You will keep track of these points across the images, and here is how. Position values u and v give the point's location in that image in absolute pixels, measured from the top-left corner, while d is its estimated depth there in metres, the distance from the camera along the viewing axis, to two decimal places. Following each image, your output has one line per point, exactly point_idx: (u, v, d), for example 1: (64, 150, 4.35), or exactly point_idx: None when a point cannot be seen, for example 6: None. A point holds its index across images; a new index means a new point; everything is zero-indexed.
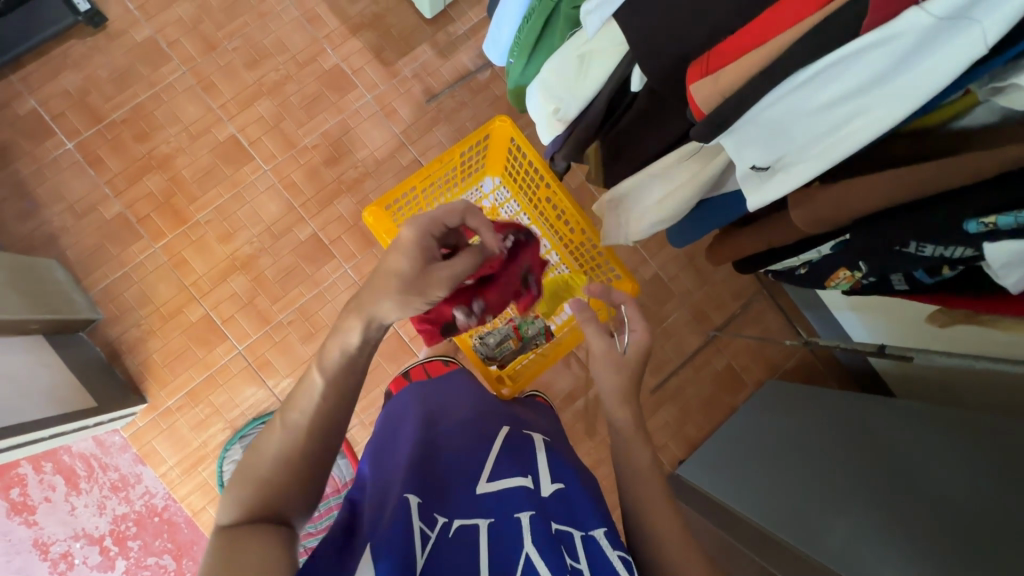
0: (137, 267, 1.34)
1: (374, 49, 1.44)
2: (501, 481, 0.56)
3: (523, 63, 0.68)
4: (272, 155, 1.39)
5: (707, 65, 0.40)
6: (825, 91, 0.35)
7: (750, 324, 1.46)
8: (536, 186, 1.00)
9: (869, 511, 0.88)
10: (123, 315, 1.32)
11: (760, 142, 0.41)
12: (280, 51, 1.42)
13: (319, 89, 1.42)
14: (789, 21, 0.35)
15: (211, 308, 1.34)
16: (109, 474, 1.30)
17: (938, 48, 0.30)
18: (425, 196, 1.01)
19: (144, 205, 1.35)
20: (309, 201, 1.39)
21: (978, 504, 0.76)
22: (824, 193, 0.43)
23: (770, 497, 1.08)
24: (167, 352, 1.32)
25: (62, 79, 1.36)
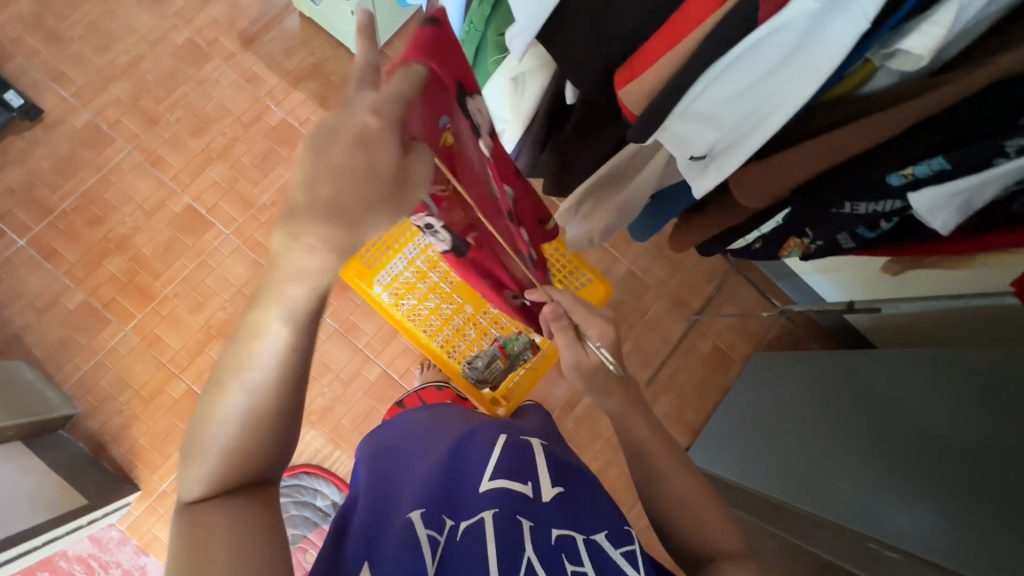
0: (110, 353, 1.31)
1: (318, 98, 1.46)
2: (504, 481, 0.56)
3: None
4: (232, 218, 1.39)
5: (631, 72, 0.42)
6: (739, 82, 0.38)
7: (728, 302, 1.50)
8: None
9: (868, 462, 0.91)
10: (101, 405, 1.28)
11: (692, 135, 0.44)
12: (223, 115, 1.43)
13: (269, 145, 1.43)
14: (688, 27, 0.38)
15: (192, 381, 1.32)
16: (111, 571, 1.25)
17: (826, 27, 0.34)
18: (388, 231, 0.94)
19: (108, 288, 1.33)
20: None
21: (961, 434, 0.80)
22: (758, 171, 0.46)
23: (778, 467, 1.10)
24: (154, 434, 1.29)
25: (5, 176, 1.34)
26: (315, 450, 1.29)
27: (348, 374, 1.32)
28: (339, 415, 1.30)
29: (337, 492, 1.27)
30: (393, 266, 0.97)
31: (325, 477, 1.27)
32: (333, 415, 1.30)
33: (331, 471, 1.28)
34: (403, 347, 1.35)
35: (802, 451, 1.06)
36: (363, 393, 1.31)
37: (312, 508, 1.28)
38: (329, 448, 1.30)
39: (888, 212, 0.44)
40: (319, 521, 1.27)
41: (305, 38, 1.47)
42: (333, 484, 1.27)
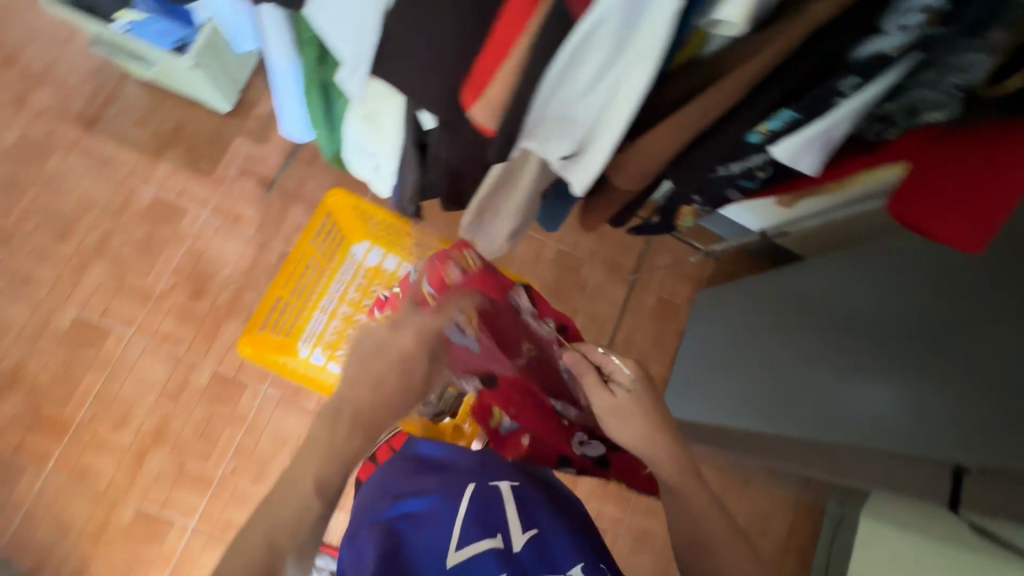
0: (37, 501, 1.17)
1: (188, 164, 1.35)
2: (472, 546, 0.52)
3: (327, 131, 0.65)
4: (132, 316, 1.27)
5: (474, 89, 0.39)
6: (581, 80, 0.37)
7: (660, 253, 1.53)
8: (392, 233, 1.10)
9: (819, 365, 0.93)
10: (44, 559, 1.16)
11: (557, 136, 0.43)
12: (88, 210, 1.29)
13: (150, 228, 1.31)
14: (513, 32, 0.35)
15: (142, 500, 1.21)
16: None
17: (643, 13, 0.33)
18: (299, 295, 1.13)
19: (13, 432, 1.19)
20: (195, 341, 1.28)
21: (886, 308, 0.84)
22: (632, 156, 0.46)
23: (744, 398, 1.11)
24: (115, 569, 1.18)
25: None
26: None
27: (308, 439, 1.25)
28: None
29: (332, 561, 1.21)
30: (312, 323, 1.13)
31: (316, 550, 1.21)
32: None
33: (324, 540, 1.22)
34: None
35: (761, 376, 1.08)
36: None
37: None
38: None
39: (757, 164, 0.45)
40: None
41: (155, 104, 1.35)
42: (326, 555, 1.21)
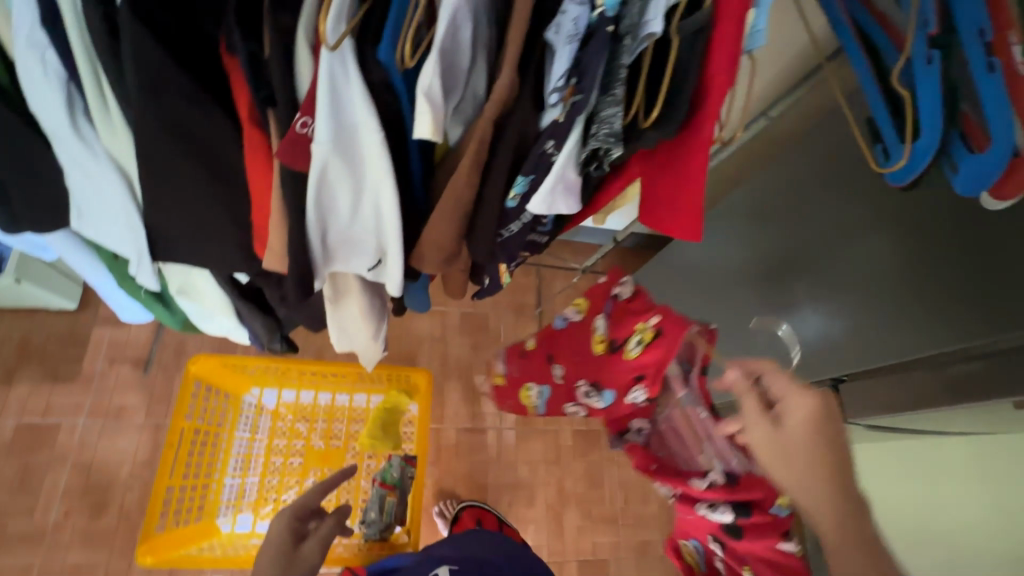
0: None
1: (47, 369, 1.10)
2: None
3: (164, 312, 0.64)
4: (27, 565, 0.99)
5: (261, 239, 0.42)
6: (337, 209, 0.39)
7: None
8: (288, 372, 0.97)
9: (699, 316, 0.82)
10: None
11: (350, 255, 0.45)
12: None
13: (18, 461, 1.04)
14: (266, 182, 0.38)
15: None
16: None
17: (356, 147, 0.35)
18: (195, 476, 0.89)
19: None
20: (114, 564, 1.01)
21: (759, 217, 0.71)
22: (420, 251, 0.46)
23: None
24: None
25: None
26: None
27: None
28: None
29: None
30: (226, 496, 0.93)
31: None
32: None
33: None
34: None
35: None
36: None
37: None
38: None
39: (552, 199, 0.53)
40: None
41: None
42: None
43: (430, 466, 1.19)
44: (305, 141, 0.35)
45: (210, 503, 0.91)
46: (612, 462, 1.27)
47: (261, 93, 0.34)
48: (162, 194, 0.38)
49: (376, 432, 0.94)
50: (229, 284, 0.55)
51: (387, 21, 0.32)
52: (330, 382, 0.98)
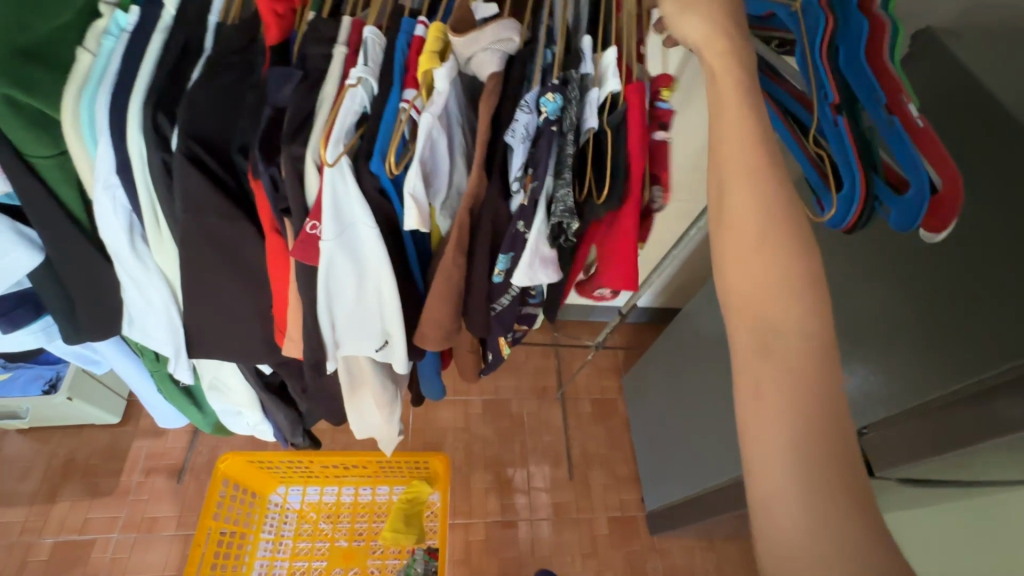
0: None
1: (88, 484, 1.15)
2: None
3: (196, 411, 0.70)
4: None
5: (281, 328, 0.48)
6: (344, 295, 0.45)
7: None
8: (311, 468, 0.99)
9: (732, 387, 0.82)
10: None
11: (359, 339, 0.50)
12: None
13: None
14: (285, 277, 0.45)
15: None
16: None
17: (357, 241, 0.42)
18: None
19: None
20: None
21: None
22: (421, 330, 0.51)
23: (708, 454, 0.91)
24: None
25: None
26: None
27: None
28: None
29: None
30: None
31: None
32: None
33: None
34: None
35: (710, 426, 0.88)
36: None
37: None
38: None
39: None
40: None
41: (36, 430, 1.19)
42: None
43: (460, 566, 1.14)
44: (315, 240, 0.42)
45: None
46: (654, 551, 1.20)
47: (279, 206, 0.41)
48: (204, 298, 0.45)
49: (399, 525, 0.95)
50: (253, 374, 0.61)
51: (376, 142, 0.40)
52: (352, 475, 1.00)
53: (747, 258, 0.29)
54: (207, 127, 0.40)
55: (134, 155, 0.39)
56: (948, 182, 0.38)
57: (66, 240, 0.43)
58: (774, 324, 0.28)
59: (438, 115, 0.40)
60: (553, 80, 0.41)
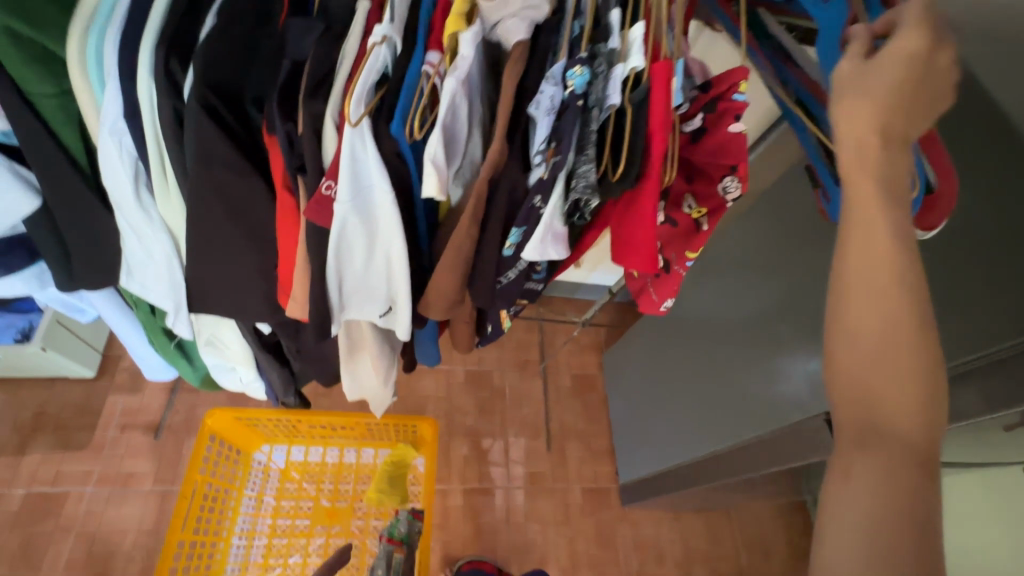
0: None
1: (59, 434, 1.12)
2: None
3: (185, 364, 0.68)
4: None
5: (285, 287, 0.48)
6: (353, 258, 0.45)
7: None
8: (298, 429, 0.99)
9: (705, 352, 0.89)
10: None
11: (365, 302, 0.50)
12: None
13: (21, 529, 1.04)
14: (292, 237, 0.45)
15: None
16: None
17: (371, 204, 0.42)
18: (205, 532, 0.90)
19: None
20: None
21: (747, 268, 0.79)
22: (428, 298, 0.51)
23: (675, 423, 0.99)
24: None
25: None
26: None
27: None
28: None
29: None
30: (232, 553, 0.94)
31: None
32: None
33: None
34: None
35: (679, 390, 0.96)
36: None
37: None
38: None
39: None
40: None
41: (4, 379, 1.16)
42: None
43: (437, 529, 1.17)
44: (330, 201, 0.41)
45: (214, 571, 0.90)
46: (624, 521, 1.24)
47: (294, 163, 0.41)
48: (204, 253, 0.44)
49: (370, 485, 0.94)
50: (253, 332, 0.60)
51: (398, 105, 0.40)
52: (337, 439, 1.01)
53: (885, 331, 0.30)
54: (223, 76, 0.38)
55: (141, 97, 0.37)
56: (947, 191, 0.39)
57: (64, 185, 0.42)
58: (890, 399, 0.29)
59: (460, 81, 0.39)
60: (581, 52, 0.41)
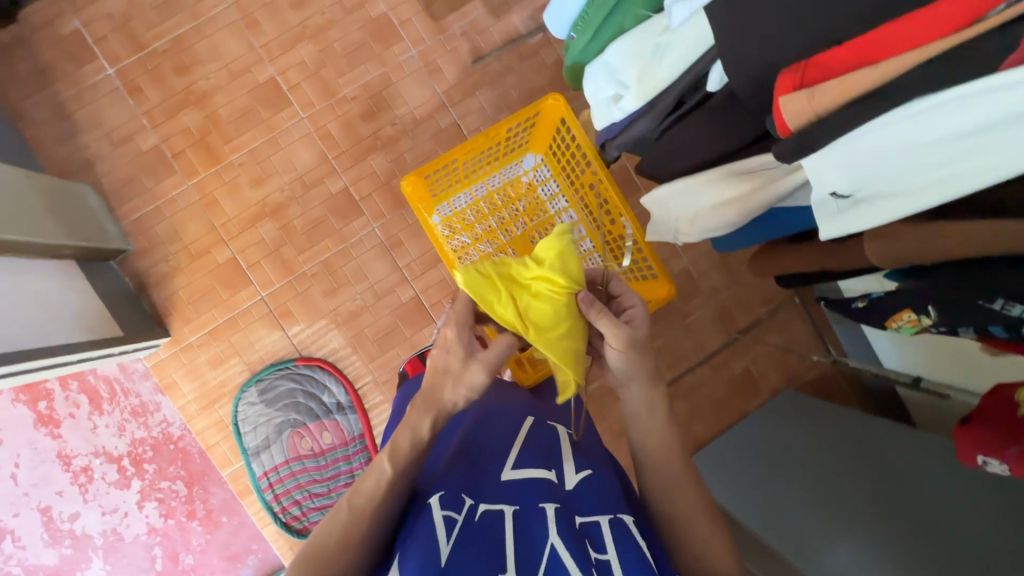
0: (169, 203, 1.39)
1: (393, 35, 1.43)
2: (528, 470, 0.67)
3: (586, 41, 0.71)
4: (291, 129, 1.41)
5: (802, 79, 0.42)
6: (935, 126, 0.37)
7: (775, 331, 1.52)
8: (580, 168, 1.02)
9: (842, 467, 1.12)
10: (152, 249, 1.39)
11: (841, 173, 0.45)
12: (318, 28, 1.42)
13: (333, 77, 1.42)
14: (900, 45, 0.38)
15: (238, 251, 1.40)
16: (130, 399, 1.42)
17: None
18: (465, 167, 1.05)
19: (180, 140, 1.39)
20: (309, 187, 1.42)
21: (901, 484, 1.02)
22: (906, 232, 0.49)
23: (755, 491, 1.20)
24: (193, 289, 1.40)
25: (106, 1, 1.37)
26: (310, 346, 1.43)
27: (346, 311, 1.43)
28: (329, 336, 1.43)
29: (343, 393, 1.42)
30: (456, 200, 1.07)
31: (336, 377, 1.42)
32: (324, 332, 1.43)
33: (335, 365, 1.42)
34: (396, 305, 1.44)
35: (777, 469, 1.21)
36: (390, 310, 1.43)
37: (317, 401, 1.43)
38: (345, 349, 1.44)
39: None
40: (320, 413, 1.42)
41: None
42: (341, 385, 1.41)
43: None
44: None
45: (445, 195, 1.05)
46: None
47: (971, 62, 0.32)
48: None
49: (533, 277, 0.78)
50: (689, 81, 0.58)
51: None
52: None
53: None
54: None
55: None
56: None
57: None
58: None
59: None
60: None
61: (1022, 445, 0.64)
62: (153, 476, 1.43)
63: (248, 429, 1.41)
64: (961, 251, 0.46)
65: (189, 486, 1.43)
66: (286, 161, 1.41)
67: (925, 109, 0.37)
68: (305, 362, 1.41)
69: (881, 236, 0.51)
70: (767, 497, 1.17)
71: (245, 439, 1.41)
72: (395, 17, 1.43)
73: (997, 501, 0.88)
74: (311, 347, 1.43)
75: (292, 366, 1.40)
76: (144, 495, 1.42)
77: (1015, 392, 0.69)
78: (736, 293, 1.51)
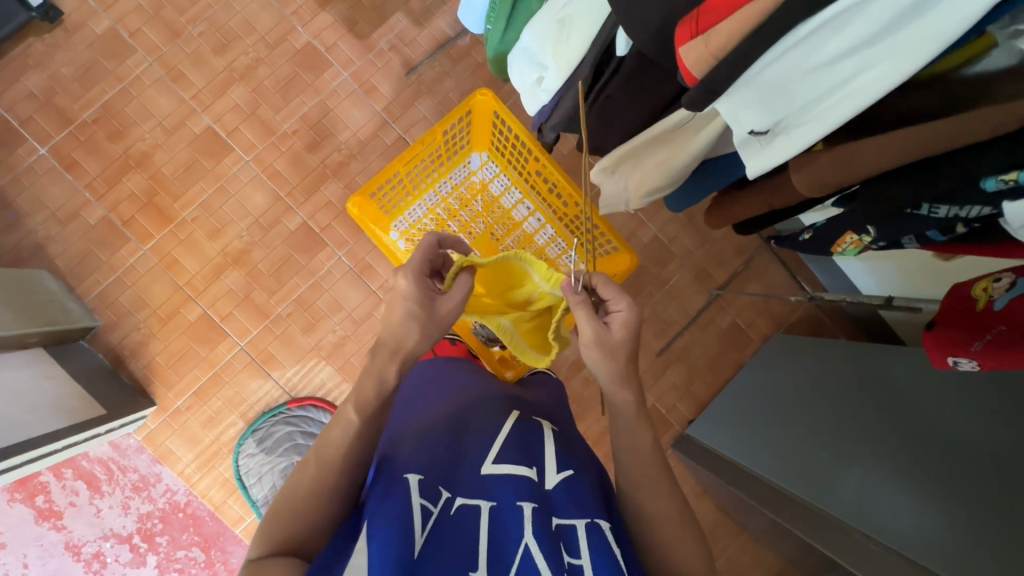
0: (129, 271, 1.36)
1: (321, 62, 1.42)
2: (508, 466, 0.66)
3: (501, 30, 0.71)
4: (238, 174, 1.39)
5: (697, 24, 0.42)
6: (826, 47, 0.39)
7: (754, 280, 1.53)
8: (524, 158, 1.02)
9: (835, 399, 1.14)
10: (121, 321, 1.36)
11: (755, 110, 0.47)
12: (245, 69, 1.40)
13: (270, 114, 1.41)
14: None
15: (208, 306, 1.38)
16: (128, 475, 1.39)
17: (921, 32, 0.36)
18: (412, 177, 1.04)
19: (128, 206, 1.37)
20: (268, 228, 1.40)
21: (890, 402, 1.04)
22: (827, 155, 0.52)
23: (757, 440, 1.23)
24: (170, 352, 1.38)
25: (25, 81, 1.34)
26: (300, 386, 1.41)
27: (328, 344, 1.42)
28: (316, 372, 1.41)
29: None
30: (410, 212, 1.07)
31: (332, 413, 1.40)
32: (310, 369, 1.41)
33: (328, 401, 1.41)
34: (378, 327, 1.43)
35: (776, 414, 1.24)
36: (373, 334, 1.42)
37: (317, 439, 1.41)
38: (335, 381, 1.42)
39: (969, 218, 0.47)
40: None
41: None
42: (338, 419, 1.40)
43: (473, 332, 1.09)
44: None
45: (398, 210, 1.06)
46: None
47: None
48: None
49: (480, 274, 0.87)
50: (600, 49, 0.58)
51: None
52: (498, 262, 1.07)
53: None
54: None
55: None
56: None
57: None
58: None
59: None
60: None
61: (986, 338, 0.66)
62: (166, 548, 1.40)
63: (253, 480, 1.38)
64: (882, 163, 0.48)
65: (206, 550, 1.41)
66: (239, 206, 1.39)
67: (814, 34, 0.38)
68: (297, 403, 1.39)
69: (804, 165, 0.54)
70: (770, 441, 1.20)
71: (252, 492, 1.38)
72: (321, 43, 1.42)
73: (983, 402, 0.91)
74: (300, 387, 1.41)
75: (285, 410, 1.39)
76: (162, 568, 1.39)
77: (973, 287, 0.72)
78: (709, 251, 1.53)
